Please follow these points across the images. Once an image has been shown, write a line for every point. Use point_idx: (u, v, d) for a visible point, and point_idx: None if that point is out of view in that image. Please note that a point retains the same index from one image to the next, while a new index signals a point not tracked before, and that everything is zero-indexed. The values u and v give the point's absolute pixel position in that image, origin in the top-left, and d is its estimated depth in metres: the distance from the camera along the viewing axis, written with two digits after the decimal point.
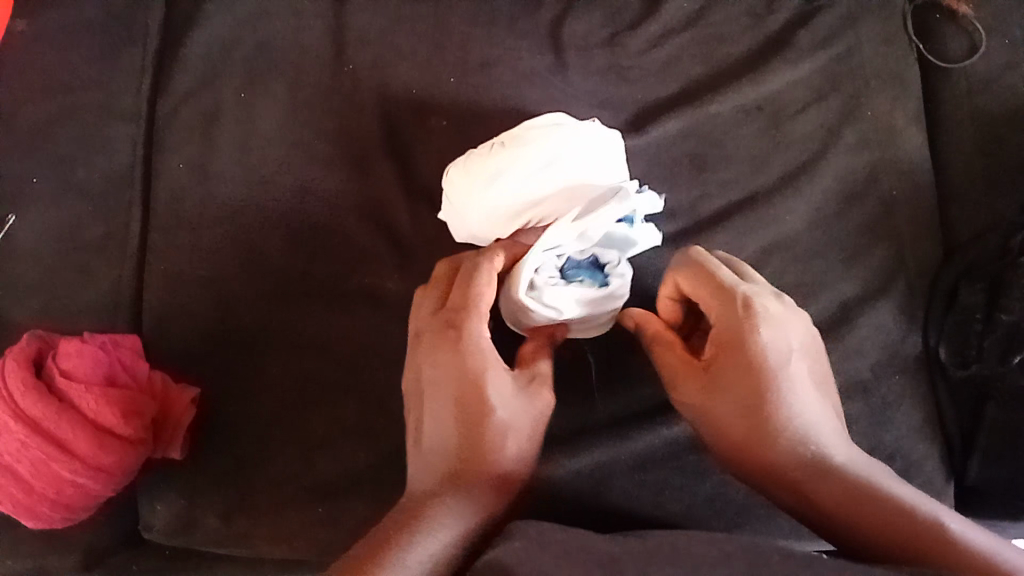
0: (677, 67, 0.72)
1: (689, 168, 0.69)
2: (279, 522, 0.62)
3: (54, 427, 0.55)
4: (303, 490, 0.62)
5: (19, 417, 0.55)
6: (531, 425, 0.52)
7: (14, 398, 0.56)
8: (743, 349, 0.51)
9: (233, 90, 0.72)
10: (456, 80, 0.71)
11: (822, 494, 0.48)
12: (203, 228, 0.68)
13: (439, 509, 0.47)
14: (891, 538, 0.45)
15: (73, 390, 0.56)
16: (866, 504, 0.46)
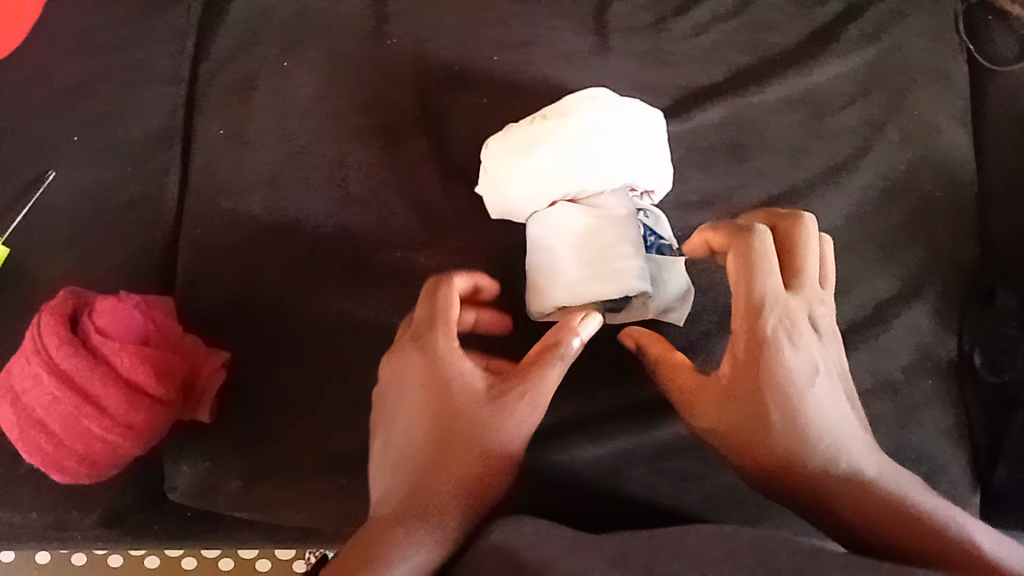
0: (720, 54, 0.71)
1: (728, 156, 0.69)
2: (300, 491, 0.62)
3: (83, 380, 0.56)
4: (326, 460, 0.63)
5: (53, 368, 0.56)
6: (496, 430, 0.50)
7: (47, 350, 0.56)
8: (758, 353, 0.50)
9: (273, 58, 0.72)
10: (496, 58, 0.71)
11: (819, 494, 0.47)
12: (238, 193, 0.69)
13: (395, 537, 0.44)
14: (867, 527, 0.45)
15: (105, 345, 0.57)
16: (866, 496, 0.46)
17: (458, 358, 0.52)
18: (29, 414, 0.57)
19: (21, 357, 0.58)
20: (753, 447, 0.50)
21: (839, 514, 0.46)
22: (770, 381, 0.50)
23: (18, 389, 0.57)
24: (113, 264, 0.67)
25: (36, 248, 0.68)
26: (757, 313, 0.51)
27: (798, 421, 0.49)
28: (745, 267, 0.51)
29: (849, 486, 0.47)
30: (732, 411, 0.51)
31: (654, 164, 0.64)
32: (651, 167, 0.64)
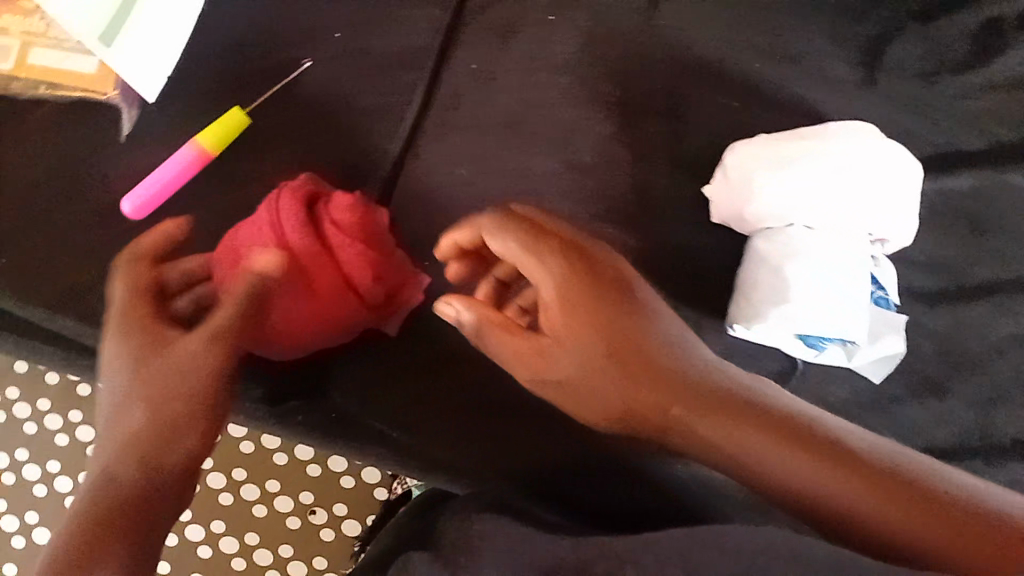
0: (988, 125, 0.68)
1: (966, 230, 0.67)
2: (452, 426, 0.64)
3: (308, 263, 0.58)
4: (484, 405, 0.64)
5: (282, 241, 0.58)
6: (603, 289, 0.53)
7: (281, 224, 0.59)
8: (587, 280, 0.52)
9: (541, 8, 0.72)
10: (760, 66, 0.70)
11: (703, 440, 0.47)
12: (474, 129, 0.70)
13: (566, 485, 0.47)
14: (852, 499, 0.42)
15: (335, 239, 0.59)
16: (846, 465, 0.43)
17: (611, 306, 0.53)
18: (242, 278, 0.58)
19: (250, 224, 0.60)
20: (666, 417, 0.48)
21: (836, 515, 0.43)
22: (598, 317, 0.51)
23: (239, 251, 0.59)
24: (340, 161, 0.69)
25: (272, 127, 0.69)
26: (581, 292, 0.52)
27: (671, 374, 0.49)
28: (538, 272, 0.52)
29: (782, 424, 0.45)
30: (636, 380, 0.50)
31: (899, 214, 0.62)
32: (895, 217, 0.62)
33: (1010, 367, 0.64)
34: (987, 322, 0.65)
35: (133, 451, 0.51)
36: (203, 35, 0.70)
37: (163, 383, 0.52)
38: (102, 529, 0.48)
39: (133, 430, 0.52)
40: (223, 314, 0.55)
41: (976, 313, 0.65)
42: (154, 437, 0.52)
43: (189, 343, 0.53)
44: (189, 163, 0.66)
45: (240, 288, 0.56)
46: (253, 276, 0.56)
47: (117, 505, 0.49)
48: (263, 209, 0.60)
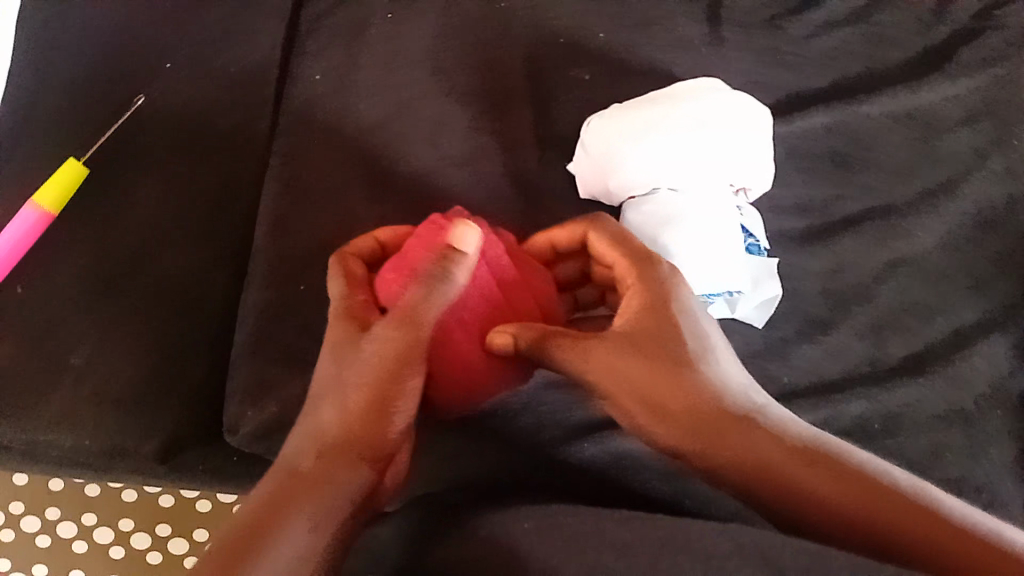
0: (835, 60, 0.69)
1: (830, 165, 0.67)
2: None
3: (513, 299, 0.57)
4: None
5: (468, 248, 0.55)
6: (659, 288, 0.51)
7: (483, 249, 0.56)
8: (661, 294, 0.50)
9: (381, 8, 0.70)
10: (606, 36, 0.69)
11: (700, 444, 0.45)
12: (332, 140, 0.67)
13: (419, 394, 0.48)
14: (863, 516, 0.40)
15: (534, 274, 0.59)
16: (852, 482, 0.41)
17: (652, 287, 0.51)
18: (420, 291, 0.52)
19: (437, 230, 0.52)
20: (680, 431, 0.46)
21: (833, 516, 0.41)
22: (650, 349, 0.48)
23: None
24: (197, 196, 0.66)
25: (118, 170, 0.66)
26: (665, 306, 0.50)
27: (701, 397, 0.46)
28: (641, 293, 0.51)
29: (801, 452, 0.43)
30: (666, 397, 0.47)
31: (757, 162, 0.63)
32: (754, 166, 0.63)
33: (891, 293, 0.66)
34: (863, 252, 0.66)
35: (328, 456, 0.45)
36: (31, 87, 0.66)
37: (374, 386, 0.46)
38: (331, 523, 0.44)
39: (314, 438, 0.46)
40: (423, 307, 0.47)
41: (851, 246, 0.66)
42: (344, 439, 0.46)
43: (387, 327, 0.47)
44: (33, 226, 0.62)
45: (428, 284, 0.47)
46: (450, 264, 0.48)
47: (326, 508, 0.43)
48: (442, 220, 0.53)
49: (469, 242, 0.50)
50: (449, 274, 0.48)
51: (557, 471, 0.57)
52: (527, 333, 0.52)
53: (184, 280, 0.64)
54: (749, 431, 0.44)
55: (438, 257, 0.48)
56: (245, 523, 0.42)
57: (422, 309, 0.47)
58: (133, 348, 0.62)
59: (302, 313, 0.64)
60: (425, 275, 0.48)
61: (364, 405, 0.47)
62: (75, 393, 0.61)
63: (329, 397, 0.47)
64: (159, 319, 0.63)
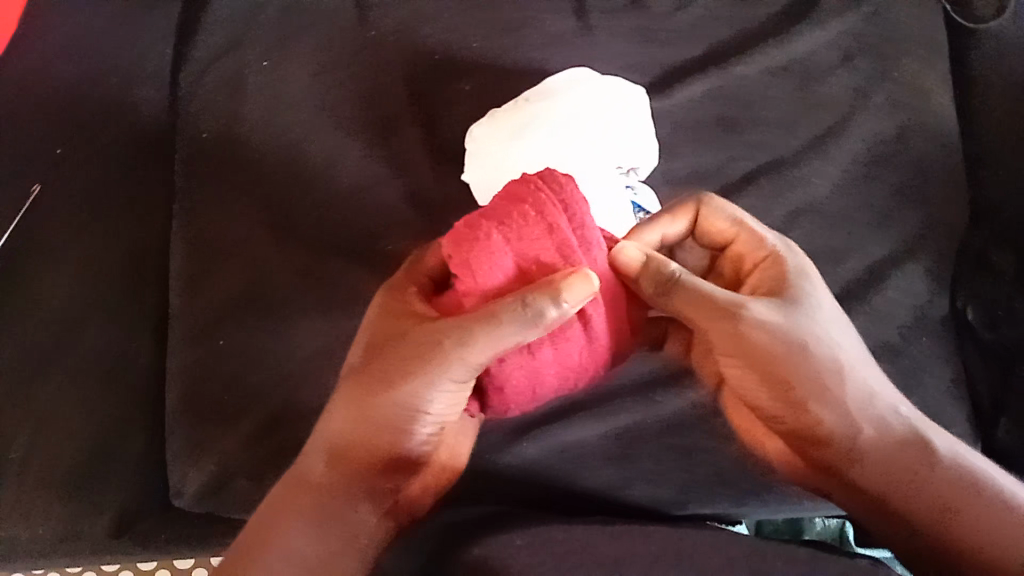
0: (706, 28, 0.70)
1: (718, 129, 0.69)
2: None
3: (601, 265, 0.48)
4: None
5: (570, 242, 0.46)
6: (797, 280, 0.51)
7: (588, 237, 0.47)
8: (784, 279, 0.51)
9: (257, 56, 0.71)
10: (480, 45, 0.70)
11: (817, 420, 0.49)
12: (229, 194, 0.68)
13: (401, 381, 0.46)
14: (906, 493, 0.47)
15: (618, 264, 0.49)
16: (933, 471, 0.47)
17: (799, 282, 0.51)
18: (513, 286, 0.46)
19: (546, 230, 0.46)
20: (804, 428, 0.50)
21: (908, 503, 0.47)
22: (792, 343, 0.49)
23: (522, 266, 0.46)
24: (107, 273, 0.67)
25: (29, 261, 0.67)
26: (786, 290, 0.51)
27: (832, 403, 0.49)
28: (773, 272, 0.52)
29: (898, 454, 0.48)
30: (794, 404, 0.49)
31: (639, 138, 0.65)
32: (637, 142, 0.65)
33: (799, 243, 0.67)
34: (764, 208, 0.67)
35: (345, 472, 0.49)
36: None
37: (365, 433, 0.48)
38: (342, 517, 0.48)
39: (344, 424, 0.48)
40: (482, 334, 0.44)
41: (750, 204, 0.67)
42: (375, 453, 0.48)
43: (444, 339, 0.45)
44: None
45: (501, 308, 0.43)
46: (535, 302, 0.43)
47: (344, 508, 0.48)
48: (539, 211, 0.46)
49: (578, 297, 0.43)
50: (530, 306, 0.43)
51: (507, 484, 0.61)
52: (650, 277, 0.48)
53: (110, 355, 0.65)
54: (865, 437, 0.48)
55: (534, 290, 0.43)
56: (262, 529, 0.47)
57: (475, 334, 0.44)
58: (71, 431, 0.63)
59: (227, 367, 0.65)
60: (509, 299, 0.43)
61: (391, 423, 0.47)
62: (20, 487, 0.62)
63: (357, 390, 0.48)
64: (91, 398, 0.64)
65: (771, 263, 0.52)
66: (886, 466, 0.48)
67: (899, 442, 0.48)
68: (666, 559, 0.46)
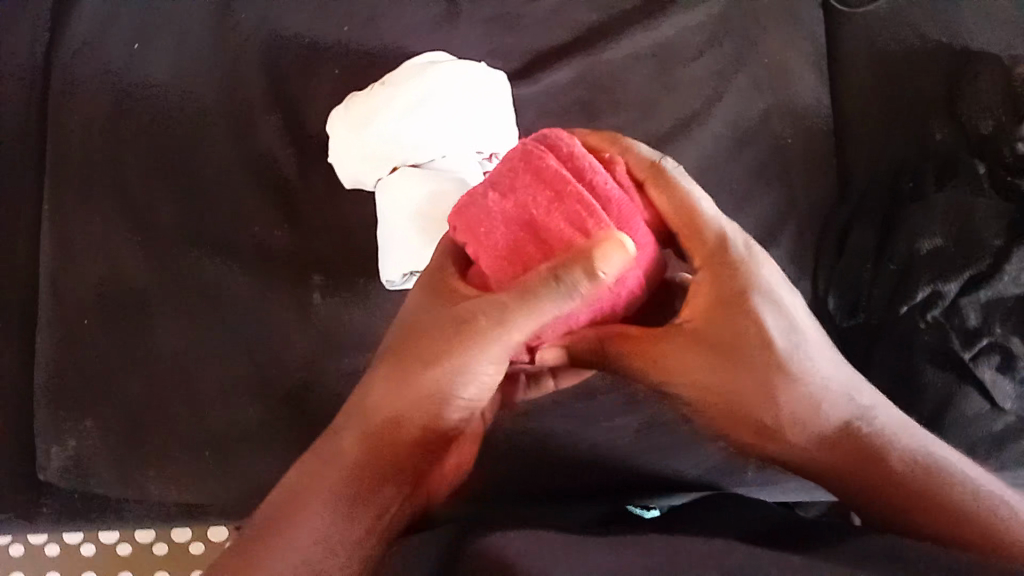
0: (569, 12, 0.70)
1: (581, 115, 0.69)
2: (172, 467, 0.65)
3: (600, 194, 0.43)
4: (198, 432, 0.66)
5: (595, 203, 0.43)
6: (754, 297, 0.45)
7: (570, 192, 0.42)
8: (740, 281, 0.45)
9: (125, 43, 0.70)
10: (348, 29, 0.70)
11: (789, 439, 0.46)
12: (93, 182, 0.68)
13: (400, 390, 0.45)
14: (887, 500, 0.44)
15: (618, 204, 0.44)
16: (913, 471, 0.44)
17: (756, 290, 0.46)
18: (535, 244, 0.43)
19: (535, 176, 0.43)
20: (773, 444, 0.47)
21: (888, 500, 0.44)
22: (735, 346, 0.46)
23: (530, 220, 0.43)
24: None
25: None
26: (734, 324, 0.45)
27: (795, 401, 0.45)
28: (711, 280, 0.45)
29: (897, 466, 0.44)
30: (745, 391, 0.46)
31: (495, 124, 0.65)
32: (494, 129, 0.65)
33: None
34: None
35: (374, 443, 0.45)
36: None
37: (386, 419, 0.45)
38: (367, 499, 0.44)
39: (375, 406, 0.45)
40: (519, 308, 0.41)
41: None
42: (403, 428, 0.45)
43: (484, 318, 0.42)
44: None
45: (539, 282, 0.40)
46: (568, 275, 0.39)
47: (373, 492, 0.45)
48: (529, 159, 0.44)
49: (614, 265, 0.39)
50: (562, 279, 0.39)
51: None
52: (579, 343, 0.47)
53: None
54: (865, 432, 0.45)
55: (559, 263, 0.40)
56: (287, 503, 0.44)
57: (518, 307, 0.41)
58: None
59: (93, 349, 0.66)
60: (540, 273, 0.40)
61: (430, 399, 0.45)
62: None
63: (405, 359, 0.45)
64: None
65: (708, 275, 0.46)
66: (843, 464, 0.45)
67: (870, 449, 0.45)
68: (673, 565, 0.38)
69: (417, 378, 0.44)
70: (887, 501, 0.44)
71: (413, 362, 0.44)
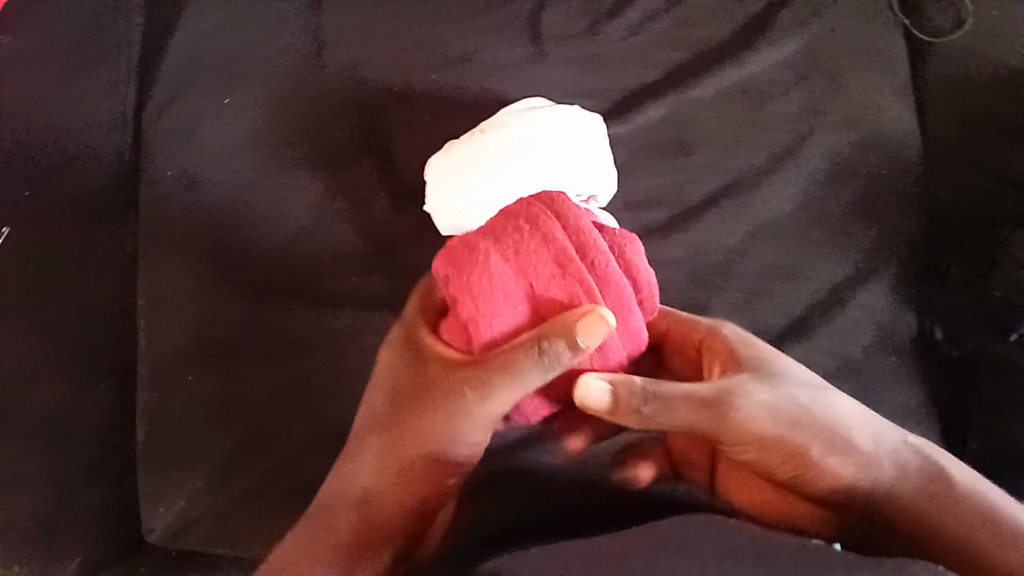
0: (656, 50, 0.71)
1: (672, 153, 0.69)
2: (265, 525, 0.63)
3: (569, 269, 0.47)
4: (291, 488, 0.63)
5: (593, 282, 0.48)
6: (753, 416, 0.49)
7: (563, 257, 0.48)
8: (768, 372, 0.52)
9: (216, 96, 0.71)
10: (436, 77, 0.71)
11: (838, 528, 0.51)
12: (189, 234, 0.68)
13: (409, 442, 0.53)
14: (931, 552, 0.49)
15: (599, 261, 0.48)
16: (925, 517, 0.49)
17: (750, 407, 0.49)
18: (529, 316, 0.48)
19: (542, 239, 0.48)
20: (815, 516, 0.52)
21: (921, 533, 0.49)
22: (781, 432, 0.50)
23: (530, 289, 0.48)
24: (65, 315, 0.66)
25: None
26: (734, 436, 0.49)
27: (839, 462, 0.50)
28: (745, 369, 0.51)
29: (921, 506, 0.50)
30: (806, 478, 0.51)
31: (593, 169, 0.65)
32: (593, 173, 0.65)
33: (750, 265, 0.66)
34: (723, 229, 0.67)
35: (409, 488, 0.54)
36: None
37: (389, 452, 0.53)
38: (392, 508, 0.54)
39: (373, 468, 0.54)
40: (501, 380, 0.47)
41: (710, 225, 0.67)
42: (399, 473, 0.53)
43: (481, 387, 0.48)
44: None
45: (521, 350, 0.46)
46: (551, 346, 0.45)
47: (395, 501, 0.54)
48: (532, 226, 0.49)
49: (592, 336, 0.44)
50: (542, 348, 0.45)
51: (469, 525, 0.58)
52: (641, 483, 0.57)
53: (70, 402, 0.64)
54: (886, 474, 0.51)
55: (547, 335, 0.45)
56: (361, 527, 0.53)
57: (505, 381, 0.47)
58: (35, 480, 0.62)
59: (192, 404, 0.65)
60: (524, 342, 0.46)
61: (432, 456, 0.53)
62: None
63: (404, 439, 0.53)
64: (54, 446, 0.63)
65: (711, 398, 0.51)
66: (889, 499, 0.50)
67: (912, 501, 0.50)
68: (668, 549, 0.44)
69: (414, 426, 0.52)
70: (917, 532, 0.49)
71: (422, 412, 0.52)
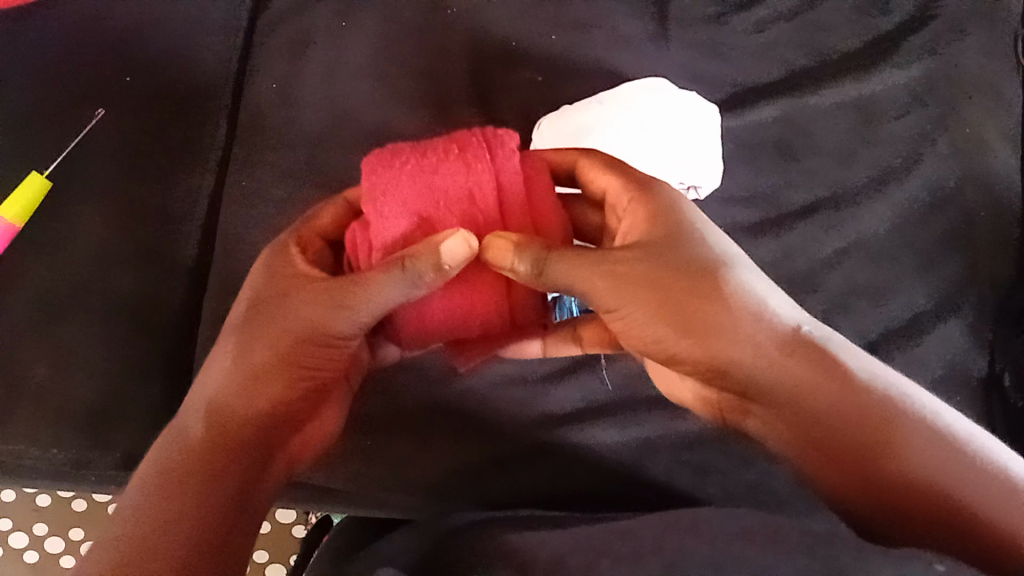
0: (775, 53, 0.71)
1: (776, 156, 0.69)
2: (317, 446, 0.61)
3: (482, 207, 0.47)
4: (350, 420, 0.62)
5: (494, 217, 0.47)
6: (658, 273, 0.45)
7: (508, 185, 0.47)
8: (664, 223, 0.48)
9: (332, 17, 0.71)
10: (553, 37, 0.70)
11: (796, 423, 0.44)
12: (283, 148, 0.68)
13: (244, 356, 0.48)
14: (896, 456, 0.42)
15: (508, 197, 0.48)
16: (823, 425, 0.44)
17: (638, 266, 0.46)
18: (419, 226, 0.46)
19: (463, 166, 0.47)
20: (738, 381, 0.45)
21: (874, 455, 0.42)
22: (677, 261, 0.46)
23: (430, 209, 0.46)
24: (151, 208, 0.66)
25: (77, 184, 0.65)
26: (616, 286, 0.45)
27: (740, 324, 0.45)
28: (643, 209, 0.48)
29: (838, 415, 0.43)
30: (698, 337, 0.45)
31: (703, 157, 0.64)
32: (699, 164, 0.63)
33: (840, 278, 0.66)
34: (814, 239, 0.67)
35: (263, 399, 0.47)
36: None
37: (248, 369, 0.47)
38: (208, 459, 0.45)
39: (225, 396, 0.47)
40: (364, 297, 0.45)
41: (801, 233, 0.67)
42: (242, 414, 0.47)
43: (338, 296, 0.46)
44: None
45: (386, 270, 0.44)
46: (414, 265, 0.43)
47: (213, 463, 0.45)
48: (462, 153, 0.47)
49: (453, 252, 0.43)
50: (406, 267, 0.43)
51: (526, 490, 0.61)
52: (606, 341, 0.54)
53: (142, 293, 0.64)
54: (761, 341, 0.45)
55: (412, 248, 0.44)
56: (156, 493, 0.43)
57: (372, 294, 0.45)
58: (90, 365, 0.61)
59: None
60: (389, 262, 0.44)
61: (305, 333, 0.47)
62: (35, 405, 0.60)
63: (274, 328, 0.47)
64: (118, 330, 0.62)
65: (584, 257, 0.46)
66: (794, 374, 0.44)
67: (847, 411, 0.43)
68: (677, 527, 0.47)
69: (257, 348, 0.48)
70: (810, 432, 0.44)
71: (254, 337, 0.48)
